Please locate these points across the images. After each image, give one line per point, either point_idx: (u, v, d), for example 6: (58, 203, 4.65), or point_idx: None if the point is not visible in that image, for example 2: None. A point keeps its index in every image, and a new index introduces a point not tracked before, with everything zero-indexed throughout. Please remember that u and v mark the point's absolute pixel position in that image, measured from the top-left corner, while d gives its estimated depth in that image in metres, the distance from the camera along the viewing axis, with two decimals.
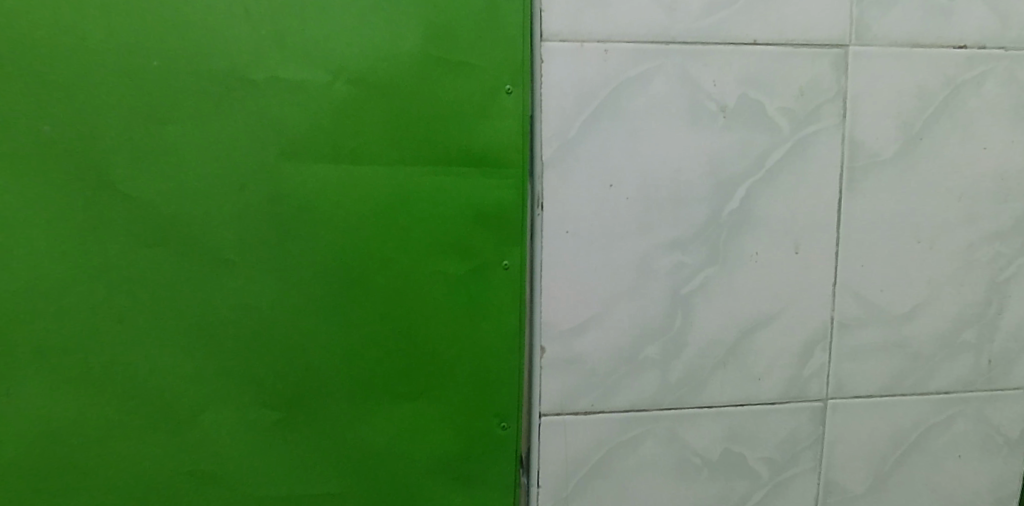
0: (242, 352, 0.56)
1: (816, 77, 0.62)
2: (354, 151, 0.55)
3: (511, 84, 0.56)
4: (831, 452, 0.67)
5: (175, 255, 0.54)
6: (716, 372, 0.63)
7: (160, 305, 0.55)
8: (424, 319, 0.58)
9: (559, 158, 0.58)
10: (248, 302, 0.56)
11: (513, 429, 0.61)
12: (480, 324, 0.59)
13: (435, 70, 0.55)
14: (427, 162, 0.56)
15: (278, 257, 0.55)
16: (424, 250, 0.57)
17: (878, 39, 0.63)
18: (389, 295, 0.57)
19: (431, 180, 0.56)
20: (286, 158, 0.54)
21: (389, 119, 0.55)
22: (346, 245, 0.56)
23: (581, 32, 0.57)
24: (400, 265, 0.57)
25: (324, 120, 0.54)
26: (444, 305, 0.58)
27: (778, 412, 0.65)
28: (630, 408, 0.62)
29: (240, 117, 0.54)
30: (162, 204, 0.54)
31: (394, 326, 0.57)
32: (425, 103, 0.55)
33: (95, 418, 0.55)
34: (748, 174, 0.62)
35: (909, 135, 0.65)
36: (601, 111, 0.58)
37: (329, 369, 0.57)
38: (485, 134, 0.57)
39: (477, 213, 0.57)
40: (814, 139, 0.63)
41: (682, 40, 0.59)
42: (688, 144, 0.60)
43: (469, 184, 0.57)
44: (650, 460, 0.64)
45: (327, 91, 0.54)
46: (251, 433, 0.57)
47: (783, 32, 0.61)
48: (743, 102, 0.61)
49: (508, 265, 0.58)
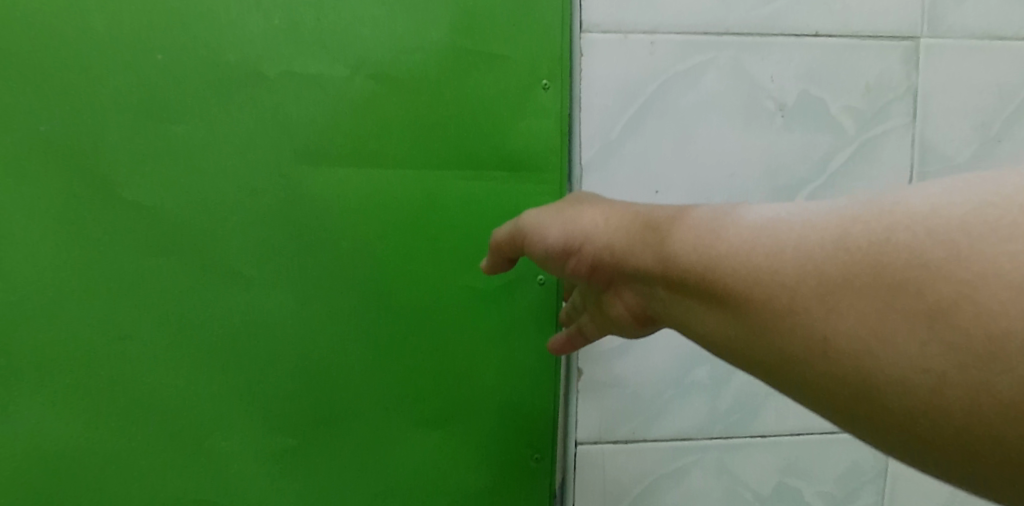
0: (252, 371, 0.51)
1: (884, 72, 0.56)
2: (375, 153, 0.50)
3: (548, 78, 0.51)
4: (895, 487, 0.61)
5: (182, 266, 0.50)
6: (771, 398, 0.58)
7: (165, 319, 0.50)
8: (451, 338, 0.53)
9: (600, 161, 0.53)
10: (259, 318, 0.51)
11: (548, 461, 0.55)
12: (513, 344, 0.53)
13: (465, 63, 0.50)
14: (457, 166, 0.51)
15: (292, 268, 0.51)
16: (452, 264, 0.52)
17: (954, 30, 0.56)
18: (415, 313, 0.52)
19: (460, 186, 0.51)
20: (303, 159, 0.50)
21: (415, 117, 0.50)
22: (368, 256, 0.51)
23: (624, 22, 0.52)
24: (426, 280, 0.52)
25: (343, 119, 0.50)
26: (473, 322, 0.53)
27: (838, 442, 0.59)
28: (676, 437, 0.57)
29: (253, 115, 0.49)
30: (170, 210, 0.49)
31: (417, 345, 0.52)
32: (453, 100, 0.50)
33: (93, 442, 0.50)
34: (809, 179, 0.56)
35: (986, 136, 0.58)
36: (646, 109, 0.53)
37: (347, 393, 0.52)
38: (519, 136, 0.51)
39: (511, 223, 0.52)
40: (883, 140, 0.56)
41: (737, 31, 0.53)
42: (743, 145, 0.54)
43: (502, 191, 0.51)
44: (698, 494, 0.58)
45: (346, 87, 0.49)
46: (261, 462, 0.52)
47: (848, 23, 0.55)
48: (805, 99, 0.55)
49: (543, 280, 0.53)
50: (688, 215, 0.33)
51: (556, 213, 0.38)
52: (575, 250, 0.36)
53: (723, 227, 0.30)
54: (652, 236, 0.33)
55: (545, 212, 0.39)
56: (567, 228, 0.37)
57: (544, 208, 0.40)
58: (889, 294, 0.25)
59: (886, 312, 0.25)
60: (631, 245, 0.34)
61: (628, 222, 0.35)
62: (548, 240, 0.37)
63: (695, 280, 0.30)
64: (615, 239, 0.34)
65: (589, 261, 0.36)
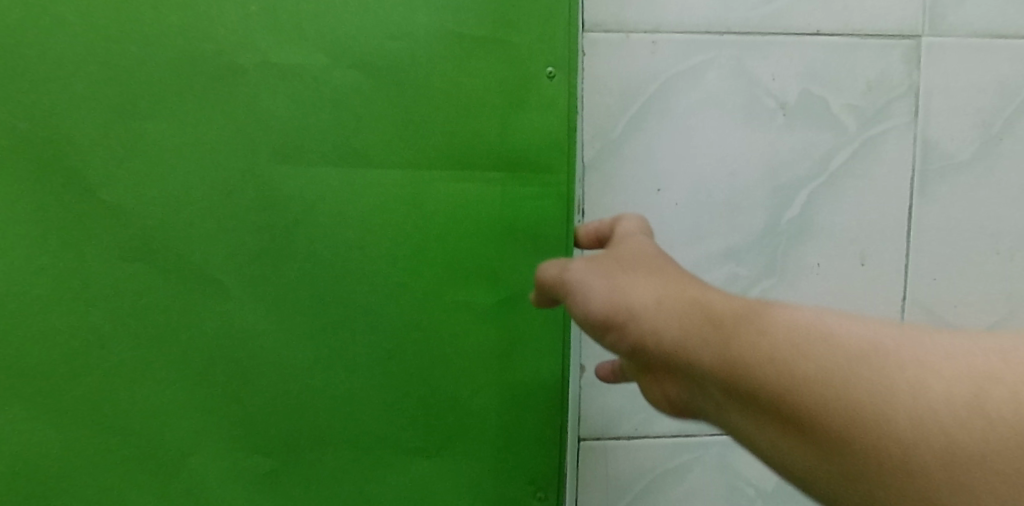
0: (232, 388, 0.48)
1: (884, 70, 0.56)
2: (362, 150, 0.47)
3: (553, 66, 0.47)
4: None
5: (156, 271, 0.46)
6: None
7: (139, 329, 0.46)
8: (445, 359, 0.49)
9: (602, 159, 0.53)
10: (241, 331, 0.47)
11: (546, 486, 0.52)
12: (510, 361, 0.50)
13: (460, 51, 0.46)
14: (450, 166, 0.47)
15: (275, 278, 0.47)
16: (444, 274, 0.48)
17: (955, 29, 0.56)
18: (406, 332, 0.49)
19: (454, 190, 0.48)
20: (285, 158, 0.46)
21: (405, 110, 0.46)
22: (356, 266, 0.48)
23: (626, 22, 0.52)
24: (417, 290, 0.48)
25: (328, 113, 0.46)
26: (468, 338, 0.49)
27: None
28: (678, 434, 0.57)
29: (232, 108, 0.45)
30: (143, 211, 0.45)
31: (408, 362, 0.49)
32: (446, 92, 0.47)
33: (60, 459, 0.47)
34: (810, 177, 0.56)
35: (987, 134, 0.58)
36: (648, 108, 0.53)
37: (326, 415, 0.49)
38: (517, 132, 0.47)
39: (507, 229, 0.48)
40: (884, 139, 0.57)
41: (737, 30, 0.54)
42: (745, 144, 0.55)
43: (498, 196, 0.48)
44: (700, 491, 0.58)
45: (331, 77, 0.46)
46: (239, 485, 0.49)
47: (849, 22, 0.55)
48: (806, 98, 0.55)
49: None
50: (752, 319, 0.32)
51: (601, 276, 0.37)
52: (620, 326, 0.35)
53: (791, 344, 0.30)
54: (710, 333, 0.32)
55: (590, 273, 0.38)
56: (615, 301, 0.35)
57: (589, 264, 0.38)
58: (956, 451, 0.26)
59: (946, 465, 0.26)
60: (685, 339, 0.33)
61: (684, 308, 0.34)
62: (590, 308, 0.36)
63: (752, 392, 0.30)
64: (668, 327, 0.34)
65: (632, 340, 0.35)
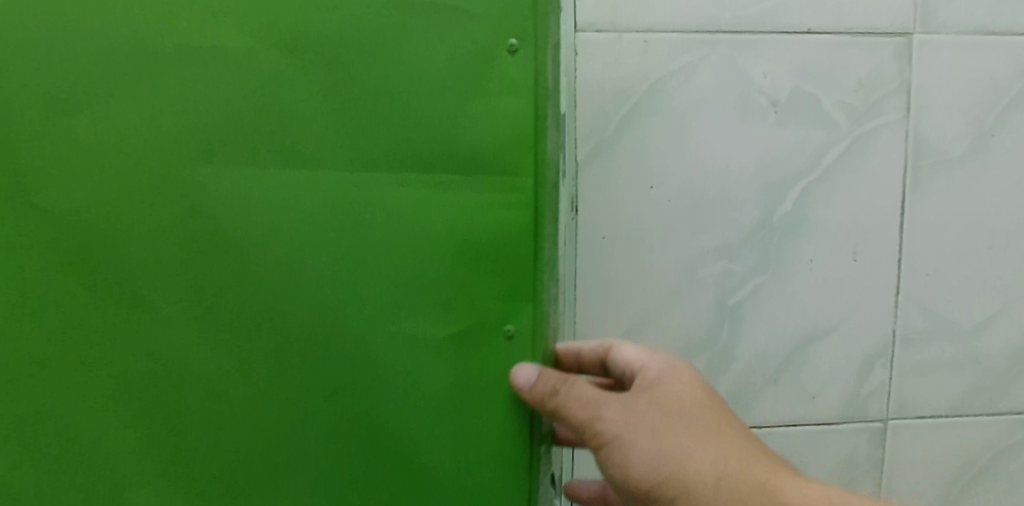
0: (137, 433, 0.39)
1: (876, 67, 0.57)
2: (288, 148, 0.37)
3: (517, 37, 0.36)
4: (892, 478, 0.62)
5: (45, 287, 0.37)
6: (767, 390, 0.59)
7: (26, 357, 0.38)
8: (389, 409, 0.39)
9: (596, 157, 0.54)
10: (147, 365, 0.38)
11: None
12: (475, 416, 0.39)
13: (408, 21, 0.36)
14: (398, 167, 0.37)
15: (187, 301, 0.38)
16: (391, 304, 0.38)
17: (946, 26, 0.57)
18: (336, 375, 0.39)
19: (403, 199, 0.37)
20: (197, 156, 0.37)
21: (338, 99, 0.37)
22: (286, 289, 0.38)
23: (618, 22, 0.53)
24: (359, 324, 0.38)
25: (247, 102, 0.37)
26: (424, 384, 0.39)
27: (834, 433, 0.60)
28: None
29: (136, 96, 0.37)
30: (32, 214, 0.37)
31: (349, 412, 0.39)
32: (390, 74, 0.37)
33: None
34: (803, 174, 0.57)
35: (980, 131, 0.59)
36: (640, 107, 0.54)
37: (242, 472, 0.39)
38: (477, 124, 0.37)
39: (469, 251, 0.38)
40: (876, 136, 0.57)
41: (729, 29, 0.54)
42: (736, 141, 0.55)
43: (457, 208, 0.37)
44: None
45: (250, 58, 0.37)
46: None
47: (840, 20, 0.56)
48: (798, 96, 0.56)
49: (512, 335, 0.38)
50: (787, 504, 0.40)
51: (644, 435, 0.41)
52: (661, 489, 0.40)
53: None
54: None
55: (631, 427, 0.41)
56: (659, 466, 0.40)
57: (625, 412, 0.41)
58: None
59: None
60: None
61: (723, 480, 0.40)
62: (633, 469, 0.41)
63: None
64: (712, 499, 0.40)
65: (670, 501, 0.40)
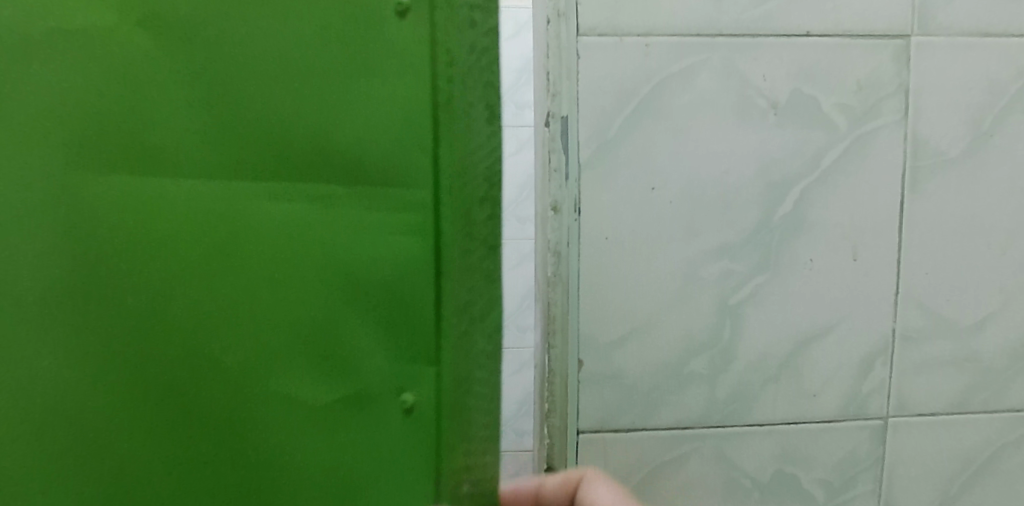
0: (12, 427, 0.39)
1: (874, 69, 0.57)
2: (159, 142, 0.37)
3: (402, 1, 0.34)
4: (892, 474, 0.62)
5: None
6: (768, 388, 0.59)
7: None
8: (262, 416, 0.39)
9: (598, 159, 0.55)
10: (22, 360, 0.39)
11: None
12: (350, 439, 0.37)
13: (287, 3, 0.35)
14: (269, 167, 0.36)
15: (59, 297, 0.38)
16: (266, 309, 0.38)
17: (944, 28, 0.58)
18: (208, 377, 0.39)
19: (273, 204, 0.37)
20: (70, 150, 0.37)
21: (207, 90, 0.36)
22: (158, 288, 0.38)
23: (620, 25, 0.54)
24: (232, 326, 0.38)
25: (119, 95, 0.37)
26: (299, 396, 0.38)
27: (834, 431, 0.61)
28: (675, 426, 0.58)
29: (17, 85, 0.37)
30: None
31: (219, 416, 0.39)
32: (266, 62, 0.35)
33: None
34: (803, 175, 0.57)
35: (977, 131, 0.59)
36: (642, 110, 0.55)
37: (125, 473, 0.40)
38: (352, 123, 0.35)
39: (344, 260, 0.36)
40: (874, 137, 0.58)
41: (729, 32, 0.55)
42: (737, 143, 0.56)
43: (334, 217, 0.36)
44: (698, 481, 0.60)
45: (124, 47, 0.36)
46: None
47: (839, 23, 0.56)
48: (797, 98, 0.56)
49: (410, 402, 0.36)
50: None
51: None
52: None
53: None
54: None
55: None
56: None
57: None
58: None
59: None
60: None
61: None
62: None
63: None
64: None
65: None
